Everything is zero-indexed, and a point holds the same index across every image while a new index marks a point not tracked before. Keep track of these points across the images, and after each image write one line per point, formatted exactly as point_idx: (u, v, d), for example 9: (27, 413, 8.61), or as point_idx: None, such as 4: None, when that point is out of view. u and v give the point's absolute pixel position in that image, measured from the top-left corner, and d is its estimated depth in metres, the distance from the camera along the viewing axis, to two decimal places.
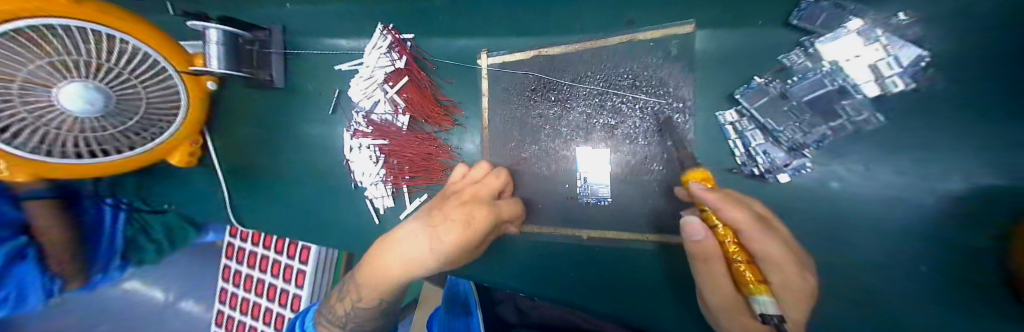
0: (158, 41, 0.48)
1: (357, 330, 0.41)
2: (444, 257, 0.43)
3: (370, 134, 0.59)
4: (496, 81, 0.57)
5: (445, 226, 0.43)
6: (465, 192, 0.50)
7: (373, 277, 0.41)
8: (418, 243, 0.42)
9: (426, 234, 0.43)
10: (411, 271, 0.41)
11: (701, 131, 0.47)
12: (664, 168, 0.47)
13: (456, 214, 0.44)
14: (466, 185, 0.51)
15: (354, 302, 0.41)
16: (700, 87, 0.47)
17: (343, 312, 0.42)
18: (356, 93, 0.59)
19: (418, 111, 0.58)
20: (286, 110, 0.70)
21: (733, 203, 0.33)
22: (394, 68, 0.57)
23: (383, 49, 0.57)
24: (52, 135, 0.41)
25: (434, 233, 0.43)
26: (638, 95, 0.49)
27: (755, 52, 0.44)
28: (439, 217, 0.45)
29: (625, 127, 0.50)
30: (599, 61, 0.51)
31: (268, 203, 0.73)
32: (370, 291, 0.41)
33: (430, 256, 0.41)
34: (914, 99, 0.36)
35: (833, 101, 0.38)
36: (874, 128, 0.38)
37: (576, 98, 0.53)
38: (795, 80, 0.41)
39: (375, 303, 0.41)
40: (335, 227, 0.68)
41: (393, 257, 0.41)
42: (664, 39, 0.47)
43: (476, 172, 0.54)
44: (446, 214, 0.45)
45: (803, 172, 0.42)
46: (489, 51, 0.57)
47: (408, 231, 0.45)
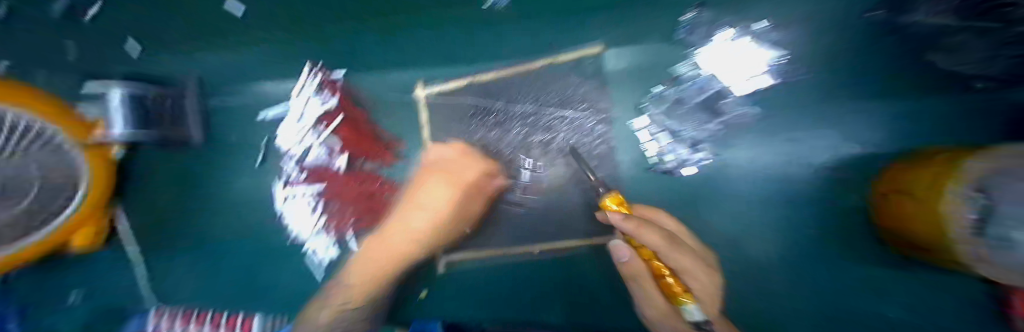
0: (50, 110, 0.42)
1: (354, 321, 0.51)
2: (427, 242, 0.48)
3: (304, 181, 0.57)
4: (434, 110, 0.58)
5: (421, 213, 0.47)
6: (452, 175, 0.48)
7: (364, 272, 0.50)
8: (404, 235, 0.48)
9: (404, 225, 0.48)
10: (406, 258, 0.49)
11: (622, 137, 0.52)
12: (600, 175, 0.52)
13: (433, 198, 0.47)
14: (446, 166, 0.48)
15: (343, 304, 0.50)
16: (616, 98, 0.52)
17: (337, 312, 0.50)
18: (286, 140, 0.57)
19: (357, 150, 0.57)
20: (208, 164, 0.64)
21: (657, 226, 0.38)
22: (325, 110, 0.55)
23: (311, 92, 0.56)
24: None
25: (409, 221, 0.48)
26: (565, 111, 0.54)
27: (656, 63, 0.50)
28: (411, 205, 0.49)
29: (558, 142, 0.54)
30: (528, 83, 0.55)
31: (194, 271, 0.65)
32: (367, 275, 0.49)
33: (409, 244, 0.48)
34: (767, 95, 0.46)
35: (717, 99, 0.46)
36: (746, 122, 0.46)
37: (512, 119, 0.56)
38: (689, 85, 0.47)
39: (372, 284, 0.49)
40: (278, 287, 0.63)
41: (388, 251, 0.49)
42: (580, 60, 0.53)
43: (437, 154, 0.51)
44: (416, 201, 0.49)
45: (704, 164, 0.48)
46: (422, 83, 0.58)
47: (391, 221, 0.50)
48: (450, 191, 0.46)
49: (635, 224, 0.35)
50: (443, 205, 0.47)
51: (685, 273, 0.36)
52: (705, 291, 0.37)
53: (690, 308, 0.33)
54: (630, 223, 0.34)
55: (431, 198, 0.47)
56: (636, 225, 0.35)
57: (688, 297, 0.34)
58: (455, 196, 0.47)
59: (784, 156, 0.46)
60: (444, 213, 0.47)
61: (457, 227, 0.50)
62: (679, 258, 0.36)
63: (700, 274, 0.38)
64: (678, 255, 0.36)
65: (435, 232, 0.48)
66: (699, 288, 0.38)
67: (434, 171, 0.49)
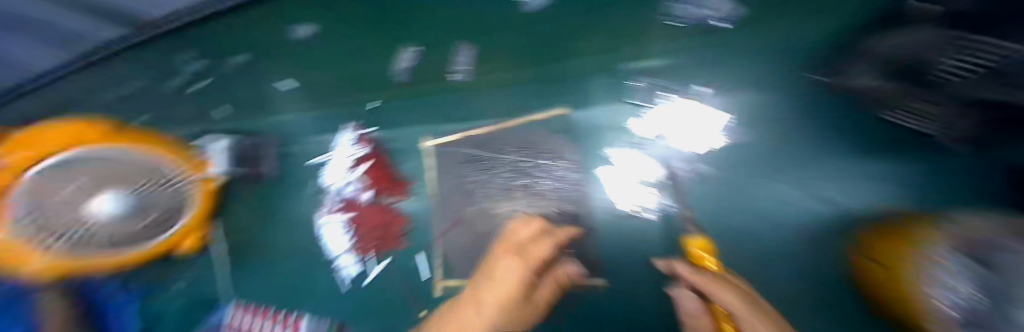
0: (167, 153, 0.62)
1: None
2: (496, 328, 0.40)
3: (338, 211, 0.61)
4: (432, 157, 0.68)
5: (494, 284, 0.44)
6: (516, 241, 0.48)
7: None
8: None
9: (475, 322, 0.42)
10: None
11: (592, 186, 0.55)
12: (575, 220, 0.55)
13: (490, 296, 0.43)
14: (513, 235, 0.50)
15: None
16: (588, 151, 0.56)
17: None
18: (324, 176, 0.70)
19: (379, 186, 0.66)
20: None
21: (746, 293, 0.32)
22: (361, 152, 0.66)
23: (347, 139, 0.68)
24: None
25: (483, 311, 0.42)
26: (540, 160, 0.62)
27: (618, 121, 0.54)
28: (486, 273, 0.47)
29: (535, 187, 0.60)
30: (508, 137, 0.64)
31: None
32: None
33: (484, 320, 0.41)
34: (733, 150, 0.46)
35: (669, 157, 0.49)
36: (711, 176, 0.46)
37: (501, 166, 0.65)
38: (642, 142, 0.52)
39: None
40: None
41: None
42: (550, 117, 0.60)
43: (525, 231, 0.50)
44: (491, 269, 0.47)
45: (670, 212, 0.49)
46: (428, 135, 0.70)
47: (463, 312, 0.43)
48: (517, 262, 0.45)
49: (705, 272, 0.35)
50: (514, 278, 0.44)
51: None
52: None
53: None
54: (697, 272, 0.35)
55: (504, 272, 0.44)
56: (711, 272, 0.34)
57: None
58: (517, 264, 0.45)
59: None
60: (496, 312, 0.41)
61: (523, 304, 0.43)
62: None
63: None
64: (727, 296, 0.30)
65: (496, 303, 0.42)
66: None
67: (505, 249, 0.48)
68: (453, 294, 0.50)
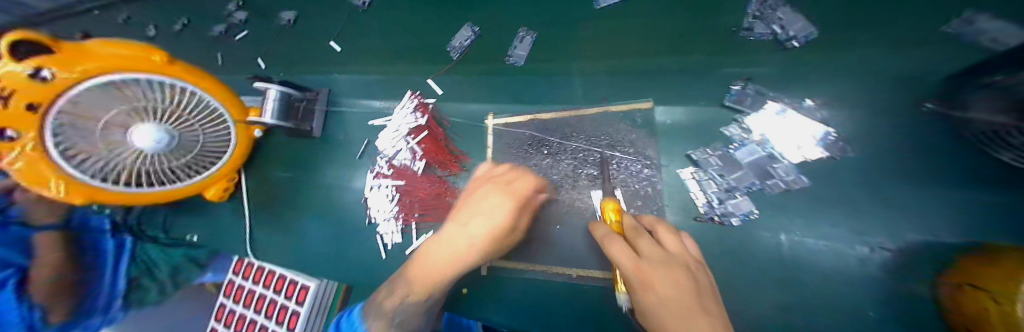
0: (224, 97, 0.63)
1: (411, 316, 0.53)
2: (485, 252, 0.52)
3: (388, 176, 0.70)
4: (499, 136, 0.69)
5: (482, 219, 0.51)
6: (501, 183, 0.54)
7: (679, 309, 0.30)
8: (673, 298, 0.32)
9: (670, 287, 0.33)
10: (461, 265, 0.51)
11: (667, 183, 0.56)
12: (642, 215, 0.56)
13: (479, 227, 0.50)
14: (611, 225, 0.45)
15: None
16: (663, 148, 0.58)
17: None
18: (382, 142, 0.72)
19: (434, 159, 0.69)
20: (314, 153, 0.81)
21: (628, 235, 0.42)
22: (418, 124, 0.69)
23: (410, 109, 0.70)
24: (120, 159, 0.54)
25: (470, 229, 0.51)
26: (614, 152, 0.60)
27: (702, 123, 0.56)
28: (473, 211, 0.52)
29: (605, 178, 0.59)
30: (581, 125, 0.64)
31: (278, 237, 0.79)
32: (420, 286, 0.52)
33: (472, 248, 0.50)
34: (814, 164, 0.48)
35: (767, 163, 0.50)
36: (801, 186, 0.49)
37: (564, 153, 0.64)
38: (736, 145, 0.53)
39: (424, 292, 0.53)
40: (345, 261, 0.73)
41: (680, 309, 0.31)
42: (631, 111, 0.61)
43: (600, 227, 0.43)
44: (477, 209, 0.52)
45: (752, 217, 0.50)
46: (495, 113, 0.70)
47: (451, 229, 0.52)
48: (503, 199, 0.51)
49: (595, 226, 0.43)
50: (504, 217, 0.50)
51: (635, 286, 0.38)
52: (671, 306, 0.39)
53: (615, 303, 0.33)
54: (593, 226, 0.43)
55: (486, 204, 0.51)
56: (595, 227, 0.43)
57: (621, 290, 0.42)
58: (496, 198, 0.52)
59: (833, 231, 0.47)
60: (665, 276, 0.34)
61: (508, 235, 0.53)
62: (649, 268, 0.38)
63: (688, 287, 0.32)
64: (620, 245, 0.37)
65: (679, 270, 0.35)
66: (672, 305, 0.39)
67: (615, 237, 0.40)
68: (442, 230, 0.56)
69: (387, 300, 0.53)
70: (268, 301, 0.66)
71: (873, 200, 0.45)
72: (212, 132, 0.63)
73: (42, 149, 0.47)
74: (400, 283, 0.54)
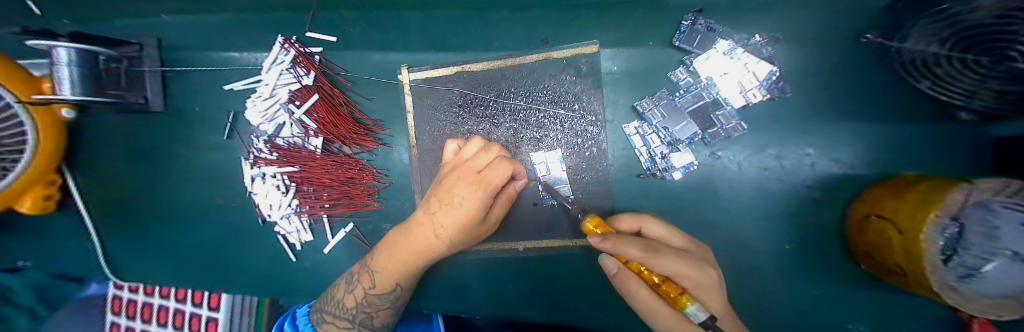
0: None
1: (376, 311, 0.47)
2: (453, 242, 0.46)
3: (274, 162, 0.53)
4: (420, 97, 0.55)
5: (449, 210, 0.45)
6: (467, 168, 0.46)
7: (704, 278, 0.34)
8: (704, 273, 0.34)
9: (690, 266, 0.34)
10: (428, 255, 0.46)
11: (612, 141, 0.51)
12: (586, 178, 0.51)
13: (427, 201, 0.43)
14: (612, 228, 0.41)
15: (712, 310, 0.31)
16: (608, 100, 0.51)
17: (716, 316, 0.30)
18: (254, 114, 0.53)
19: (333, 133, 0.53)
20: (172, 136, 0.60)
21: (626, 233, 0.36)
22: (303, 87, 0.52)
23: (286, 66, 0.51)
24: None
25: (437, 216, 0.45)
26: (556, 109, 0.52)
27: (647, 68, 0.49)
28: (441, 199, 0.46)
29: (548, 141, 0.52)
30: (517, 77, 0.53)
31: (150, 251, 0.61)
32: (389, 273, 0.46)
33: (441, 240, 0.45)
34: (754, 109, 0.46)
35: (710, 111, 0.45)
36: (739, 134, 0.46)
37: (501, 113, 0.54)
38: (680, 93, 0.47)
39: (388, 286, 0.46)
40: (249, 268, 0.59)
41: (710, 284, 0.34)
42: (574, 57, 0.51)
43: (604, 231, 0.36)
44: (445, 197, 0.45)
45: (691, 168, 0.48)
46: (410, 67, 0.55)
47: (419, 217, 0.47)
48: (468, 186, 0.44)
49: (615, 241, 0.33)
50: (470, 205, 0.44)
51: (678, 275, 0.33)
52: (714, 293, 0.35)
53: (693, 310, 0.29)
54: (609, 242, 0.33)
55: (454, 192, 0.45)
56: (616, 243, 0.33)
57: (687, 298, 0.30)
58: (456, 183, 0.45)
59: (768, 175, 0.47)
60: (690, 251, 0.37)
61: (481, 226, 0.48)
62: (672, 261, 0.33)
63: (706, 277, 0.34)
64: (670, 259, 0.32)
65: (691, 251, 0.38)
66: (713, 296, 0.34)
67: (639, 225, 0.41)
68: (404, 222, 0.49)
69: (348, 295, 0.47)
70: (172, 310, 0.64)
71: (794, 141, 0.46)
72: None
73: None
74: (360, 276, 0.47)
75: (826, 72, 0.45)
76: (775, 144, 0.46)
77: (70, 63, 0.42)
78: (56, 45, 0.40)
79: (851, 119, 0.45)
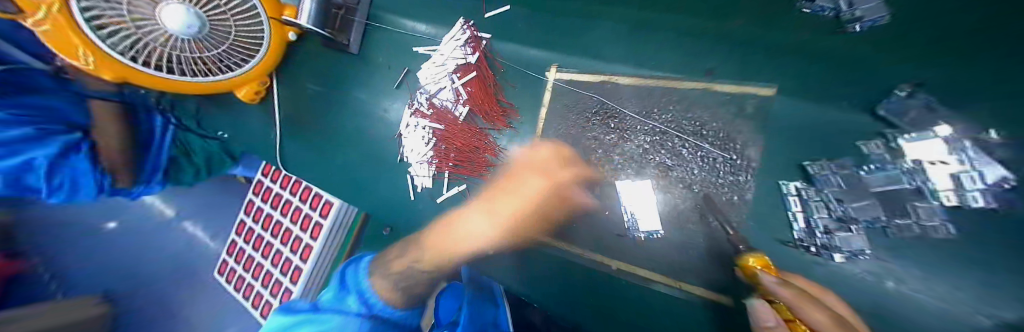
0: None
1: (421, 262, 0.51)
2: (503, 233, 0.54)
3: (427, 116, 0.62)
4: (559, 94, 0.59)
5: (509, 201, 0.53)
6: (542, 167, 0.54)
7: None
8: None
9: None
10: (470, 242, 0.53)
11: (758, 195, 0.46)
12: (717, 224, 0.47)
13: (529, 189, 0.52)
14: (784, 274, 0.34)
15: None
16: (767, 151, 0.46)
17: None
18: (423, 74, 0.63)
19: (478, 107, 0.60)
20: (348, 72, 0.72)
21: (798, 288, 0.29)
22: (467, 62, 0.60)
23: (460, 43, 0.59)
24: (146, 42, 0.49)
25: (518, 210, 0.53)
26: (701, 143, 0.49)
27: (829, 131, 0.44)
28: (503, 188, 0.55)
29: (681, 171, 0.50)
30: (667, 100, 0.52)
31: (308, 157, 0.77)
32: (432, 257, 0.51)
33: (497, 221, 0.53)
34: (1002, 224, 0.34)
35: (903, 199, 0.38)
36: (937, 236, 0.37)
37: (636, 131, 0.53)
38: (869, 168, 0.40)
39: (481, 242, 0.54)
40: (373, 199, 0.70)
41: None
42: (741, 94, 0.47)
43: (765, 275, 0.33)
44: (513, 189, 0.54)
45: (863, 257, 0.41)
46: (559, 67, 0.58)
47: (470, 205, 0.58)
48: (528, 176, 0.54)
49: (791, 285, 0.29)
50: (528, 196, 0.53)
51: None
52: None
53: None
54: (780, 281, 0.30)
55: (525, 188, 0.53)
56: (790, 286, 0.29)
57: None
58: (517, 178, 0.55)
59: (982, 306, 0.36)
60: None
61: (532, 215, 0.54)
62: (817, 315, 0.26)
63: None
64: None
65: None
66: None
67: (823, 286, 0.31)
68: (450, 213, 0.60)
69: (397, 260, 0.51)
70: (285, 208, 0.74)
71: None
72: (246, 28, 0.57)
73: (67, 14, 0.41)
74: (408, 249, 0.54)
75: None
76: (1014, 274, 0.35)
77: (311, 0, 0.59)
78: None
79: None
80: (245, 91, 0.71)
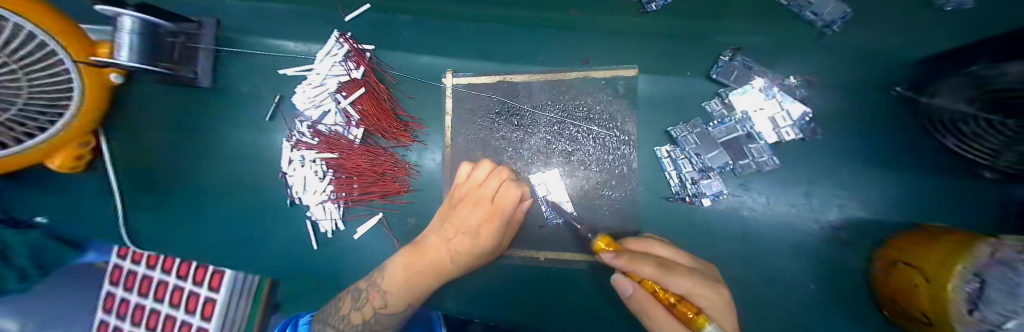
0: (44, 17, 0.37)
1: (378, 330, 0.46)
2: (463, 262, 0.47)
3: (315, 146, 0.55)
4: (459, 99, 0.58)
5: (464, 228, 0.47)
6: (479, 196, 0.48)
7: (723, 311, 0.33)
8: (717, 299, 0.34)
9: (693, 283, 0.33)
10: (441, 276, 0.47)
11: (642, 162, 0.52)
12: (616, 195, 0.52)
13: (471, 242, 0.46)
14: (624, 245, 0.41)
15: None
16: (642, 123, 0.52)
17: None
18: (300, 99, 0.56)
19: (374, 126, 0.55)
20: (211, 110, 0.61)
21: (637, 254, 0.35)
22: (350, 78, 0.54)
23: (337, 58, 0.54)
24: None
25: (455, 244, 0.47)
26: (591, 126, 0.54)
27: (681, 97, 0.52)
28: (456, 226, 0.48)
29: (580, 154, 0.54)
30: (557, 91, 0.55)
31: (172, 220, 0.61)
32: (398, 299, 0.46)
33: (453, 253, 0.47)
34: (795, 145, 0.48)
35: (741, 143, 0.47)
36: (771, 168, 0.48)
37: (537, 124, 0.56)
38: (714, 124, 0.49)
39: (411, 294, 0.46)
40: (272, 251, 0.60)
41: (724, 305, 0.34)
42: (613, 78, 0.53)
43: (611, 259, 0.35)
44: (459, 225, 0.48)
45: (720, 197, 0.49)
46: (453, 72, 0.57)
47: (433, 225, 0.50)
48: (483, 216, 0.47)
49: (628, 258, 0.33)
50: (486, 233, 0.47)
51: (692, 295, 0.32)
52: (726, 312, 0.34)
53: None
54: (622, 258, 0.33)
55: (468, 221, 0.47)
56: (630, 259, 0.33)
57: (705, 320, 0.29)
58: (490, 223, 0.47)
59: None
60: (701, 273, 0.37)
61: (495, 250, 0.49)
62: (680, 282, 0.32)
63: (719, 297, 0.34)
64: (682, 276, 0.33)
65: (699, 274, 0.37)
66: (721, 307, 0.33)
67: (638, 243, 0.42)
68: (418, 239, 0.50)
69: (354, 312, 0.46)
70: (163, 316, 0.56)
71: (816, 182, 0.48)
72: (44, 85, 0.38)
73: None
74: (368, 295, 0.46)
75: (850, 119, 0.47)
76: (804, 182, 0.48)
77: (129, 31, 0.44)
78: (123, 14, 0.42)
79: (872, 164, 0.47)
80: (59, 162, 0.51)
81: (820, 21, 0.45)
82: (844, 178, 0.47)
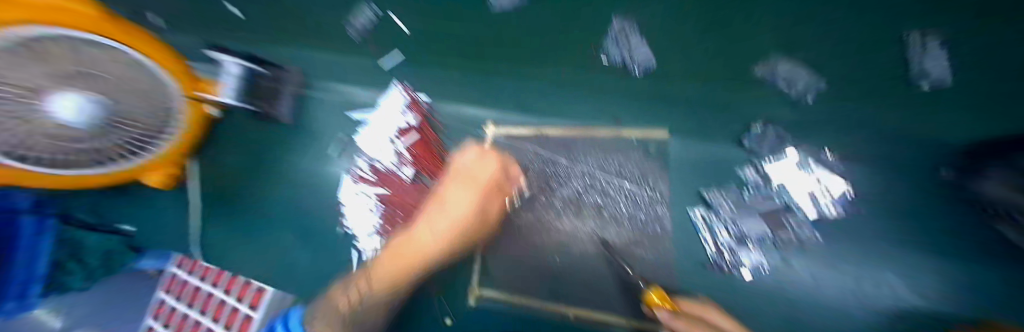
0: (165, 56, 0.44)
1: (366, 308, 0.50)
2: (444, 246, 0.53)
3: (373, 182, 0.63)
4: (499, 148, 0.62)
5: (453, 205, 0.55)
6: (467, 174, 0.57)
7: None
8: None
9: None
10: (414, 263, 0.52)
11: (676, 224, 0.53)
12: (647, 254, 0.53)
13: (445, 222, 0.53)
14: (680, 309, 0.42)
15: None
16: (675, 184, 0.54)
17: None
18: (364, 140, 0.65)
19: (423, 167, 0.62)
20: (283, 142, 0.70)
21: None
22: (407, 124, 0.63)
23: (399, 107, 0.63)
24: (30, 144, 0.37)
25: (439, 230, 0.54)
26: (622, 182, 0.57)
27: (716, 162, 0.53)
28: (442, 209, 0.55)
29: (611, 209, 0.56)
30: (591, 147, 0.59)
31: (231, 239, 0.68)
32: (383, 268, 0.51)
33: (431, 240, 0.53)
34: (839, 220, 0.47)
35: (779, 215, 0.48)
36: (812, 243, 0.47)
37: (570, 176, 0.59)
38: (750, 192, 0.50)
39: (387, 290, 0.51)
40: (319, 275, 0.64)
41: None
42: (647, 139, 0.56)
43: None
44: (443, 207, 0.55)
45: (760, 270, 0.48)
46: (495, 123, 0.63)
47: (420, 226, 0.54)
48: (474, 191, 0.55)
49: None
50: (470, 205, 0.55)
51: None
52: None
53: None
54: None
55: (456, 201, 0.55)
56: None
57: None
58: (475, 196, 0.55)
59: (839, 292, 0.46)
60: None
61: (484, 231, 0.56)
62: None
63: None
64: None
65: None
66: None
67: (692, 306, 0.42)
68: (410, 223, 0.57)
69: (341, 299, 0.50)
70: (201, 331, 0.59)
71: (861, 259, 0.47)
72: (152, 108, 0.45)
73: None
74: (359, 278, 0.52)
75: None
76: (847, 258, 0.47)
77: (233, 76, 0.57)
78: (232, 62, 0.56)
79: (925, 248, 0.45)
80: (151, 178, 0.59)
81: (793, 92, 0.45)
82: (891, 258, 0.46)
